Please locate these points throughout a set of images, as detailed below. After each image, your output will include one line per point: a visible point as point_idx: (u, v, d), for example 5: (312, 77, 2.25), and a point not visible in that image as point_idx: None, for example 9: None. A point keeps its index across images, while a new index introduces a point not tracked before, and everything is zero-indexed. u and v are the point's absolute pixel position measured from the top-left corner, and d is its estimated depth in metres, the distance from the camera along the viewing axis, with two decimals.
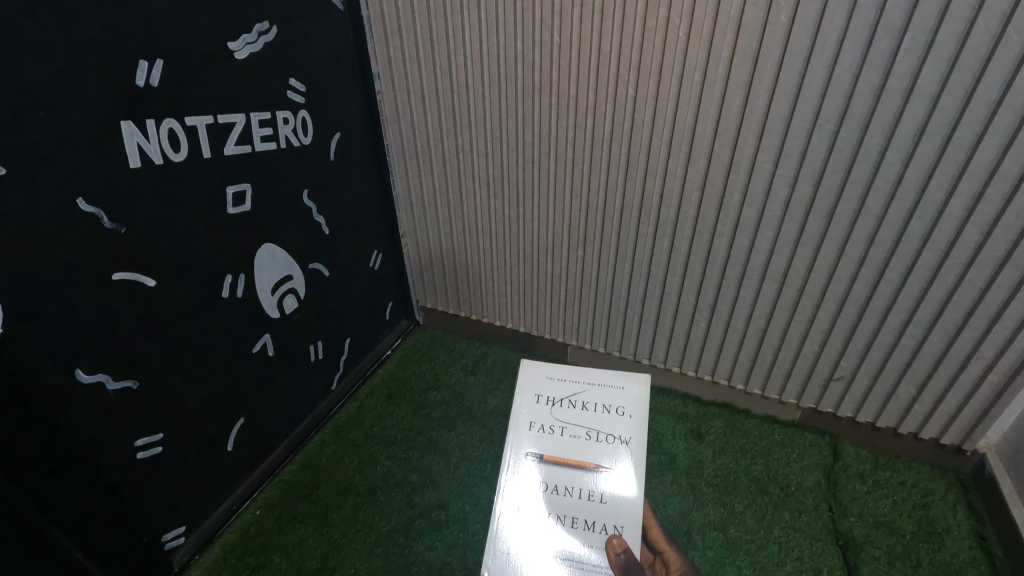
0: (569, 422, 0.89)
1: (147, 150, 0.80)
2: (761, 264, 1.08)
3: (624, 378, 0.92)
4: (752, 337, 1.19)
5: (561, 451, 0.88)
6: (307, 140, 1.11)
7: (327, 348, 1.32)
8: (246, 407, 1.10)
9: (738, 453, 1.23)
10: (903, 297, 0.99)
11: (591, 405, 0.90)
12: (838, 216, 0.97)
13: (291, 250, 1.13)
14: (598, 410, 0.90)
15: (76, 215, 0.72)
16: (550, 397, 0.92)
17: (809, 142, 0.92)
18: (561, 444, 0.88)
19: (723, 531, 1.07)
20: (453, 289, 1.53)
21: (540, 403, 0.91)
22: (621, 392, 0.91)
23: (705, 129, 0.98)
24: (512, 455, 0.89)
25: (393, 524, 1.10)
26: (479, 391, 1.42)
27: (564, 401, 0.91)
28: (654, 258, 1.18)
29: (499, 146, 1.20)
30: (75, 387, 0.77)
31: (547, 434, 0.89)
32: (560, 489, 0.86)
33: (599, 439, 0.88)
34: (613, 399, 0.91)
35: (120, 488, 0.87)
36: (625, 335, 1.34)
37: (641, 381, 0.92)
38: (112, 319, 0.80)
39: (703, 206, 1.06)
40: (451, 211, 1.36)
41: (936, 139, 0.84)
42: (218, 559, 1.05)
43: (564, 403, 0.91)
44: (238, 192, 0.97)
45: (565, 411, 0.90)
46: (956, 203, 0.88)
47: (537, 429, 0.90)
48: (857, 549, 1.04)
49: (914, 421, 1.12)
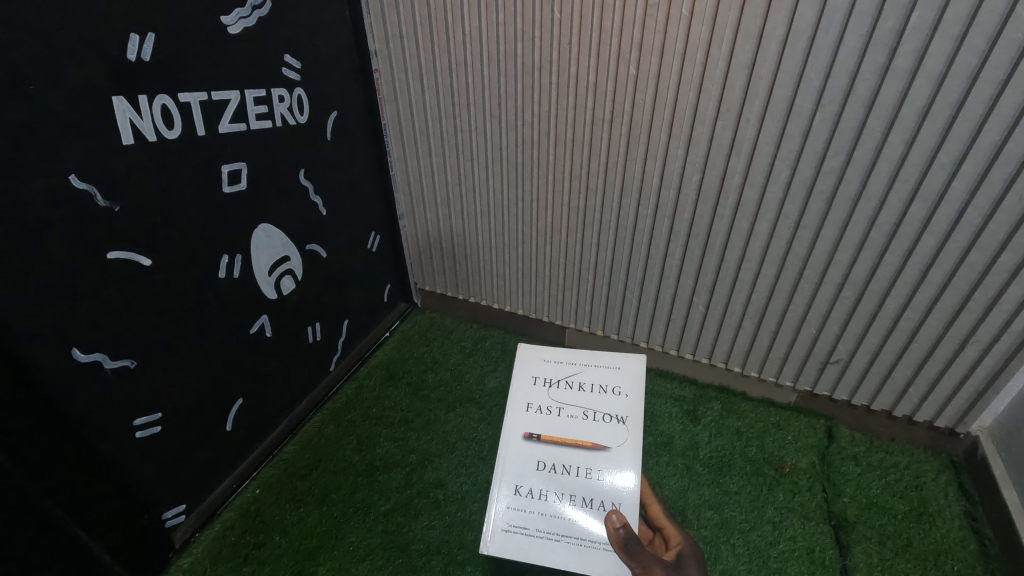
0: (566, 403, 0.91)
1: (141, 126, 0.78)
2: (761, 247, 1.08)
3: (619, 358, 0.95)
4: (750, 320, 1.20)
5: (558, 430, 0.88)
6: (303, 119, 1.10)
7: (325, 329, 1.32)
8: (243, 387, 1.11)
9: (734, 434, 1.24)
10: (902, 280, 0.99)
11: (588, 386, 0.92)
12: (840, 198, 0.96)
13: (288, 230, 1.12)
14: (595, 391, 0.92)
15: (69, 192, 0.71)
16: (547, 379, 0.94)
17: (812, 123, 0.91)
18: (558, 423, 0.89)
19: (718, 510, 1.09)
20: (451, 272, 1.52)
21: (537, 384, 0.93)
22: (617, 373, 0.94)
23: (706, 110, 0.97)
24: (510, 434, 0.89)
25: (391, 503, 1.11)
26: (478, 373, 1.42)
27: (562, 382, 0.93)
28: (653, 241, 1.18)
29: (498, 127, 1.18)
30: (72, 367, 0.77)
31: (545, 414, 0.90)
32: (558, 467, 0.85)
33: (596, 419, 0.89)
34: (609, 380, 0.93)
35: (120, 466, 0.87)
36: (623, 318, 1.35)
37: (636, 361, 0.95)
38: (106, 298, 0.79)
39: (704, 188, 1.06)
40: (449, 192, 1.35)
41: (940, 120, 0.83)
42: (218, 537, 1.06)
43: (561, 385, 0.93)
44: (234, 171, 0.96)
45: (562, 393, 0.92)
46: (959, 185, 0.87)
47: (535, 410, 0.91)
48: (850, 529, 1.05)
49: (909, 403, 1.13)
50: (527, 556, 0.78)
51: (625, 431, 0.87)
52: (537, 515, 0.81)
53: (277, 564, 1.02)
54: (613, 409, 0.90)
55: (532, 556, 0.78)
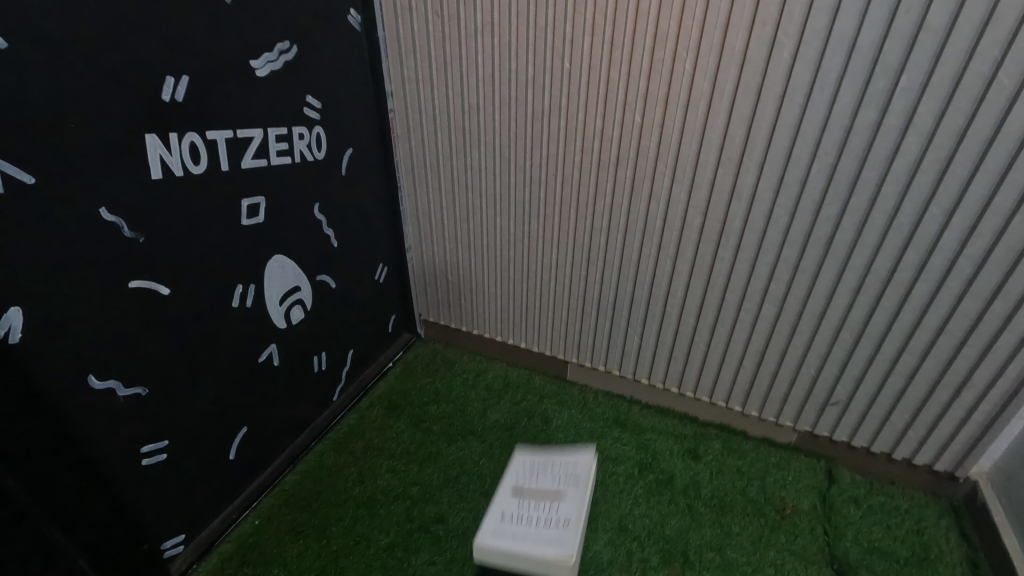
0: (536, 496, 1.12)
1: (169, 162, 0.82)
2: (760, 289, 1.11)
3: (576, 454, 1.21)
4: (750, 360, 1.21)
5: (528, 505, 1.09)
6: (321, 155, 1.14)
7: (330, 359, 1.33)
8: (248, 416, 1.11)
9: (735, 473, 1.25)
10: (898, 325, 1.02)
11: (551, 487, 1.14)
12: (836, 244, 1.00)
13: (300, 261, 1.15)
14: (558, 489, 1.13)
15: (98, 224, 0.74)
16: (525, 475, 1.17)
17: (809, 173, 0.96)
18: (529, 506, 1.09)
19: (720, 552, 1.09)
20: (456, 304, 1.54)
21: (518, 483, 1.15)
22: (573, 470, 1.18)
23: (708, 158, 1.02)
24: (491, 519, 1.05)
25: (391, 537, 1.11)
26: (480, 405, 1.43)
27: (535, 481, 1.15)
28: (655, 280, 1.21)
29: (507, 167, 1.23)
30: (87, 393, 0.78)
31: (521, 501, 1.10)
32: (525, 531, 1.03)
33: (556, 508, 1.08)
34: (569, 478, 1.16)
35: (125, 494, 0.88)
36: (625, 354, 1.36)
37: (587, 458, 1.19)
38: (124, 325, 0.81)
39: (705, 231, 1.09)
40: (457, 227, 1.39)
41: (930, 174, 0.88)
42: (215, 569, 1.05)
43: (534, 485, 1.15)
44: (253, 205, 1.00)
45: (535, 488, 1.13)
46: (950, 235, 0.91)
47: (514, 498, 1.11)
48: (853, 573, 1.05)
49: (908, 446, 1.14)
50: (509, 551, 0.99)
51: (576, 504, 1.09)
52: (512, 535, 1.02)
53: None
54: (568, 490, 1.13)
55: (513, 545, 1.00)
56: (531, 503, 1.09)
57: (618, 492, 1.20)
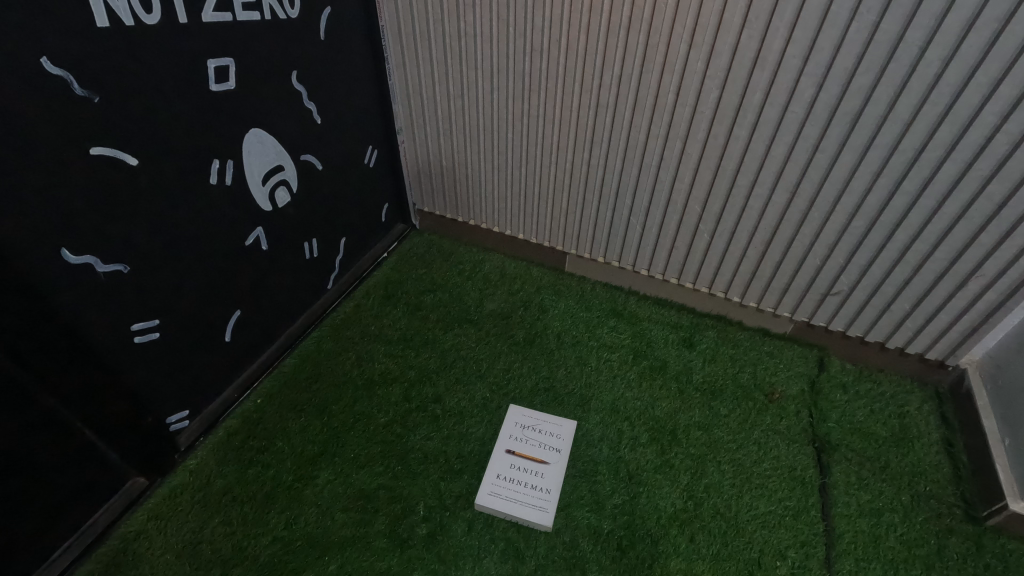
0: (529, 451, 1.08)
1: (115, 7, 0.71)
2: (774, 171, 1.04)
3: (560, 421, 1.14)
4: (755, 249, 1.18)
5: (519, 461, 1.07)
6: (294, 13, 1.01)
7: (322, 246, 1.29)
8: (240, 299, 1.09)
9: (727, 361, 1.27)
10: (916, 211, 0.97)
11: (537, 444, 1.10)
12: (864, 121, 0.91)
13: (280, 137, 1.07)
14: (540, 447, 1.10)
15: (42, 79, 0.66)
16: (523, 426, 1.13)
17: (846, 34, 0.84)
18: (520, 461, 1.07)
19: (707, 431, 1.13)
20: (451, 193, 1.46)
21: (515, 433, 1.12)
22: (556, 435, 1.12)
23: (733, 17, 0.89)
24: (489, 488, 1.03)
25: (391, 415, 1.14)
26: (477, 295, 1.41)
27: (529, 435, 1.11)
28: (663, 163, 1.14)
29: (505, 32, 1.09)
30: (63, 268, 0.75)
31: (513, 459, 1.07)
32: (517, 502, 1.01)
33: (537, 469, 1.06)
34: (551, 440, 1.11)
35: (120, 370, 0.88)
36: (627, 244, 1.32)
37: (569, 425, 1.13)
38: (91, 197, 0.75)
39: (721, 106, 1.00)
40: (451, 105, 1.27)
41: (984, 34, 0.77)
42: (221, 442, 1.09)
43: (529, 439, 1.11)
44: (221, 68, 0.89)
45: (527, 446, 1.09)
46: (992, 108, 0.82)
47: (510, 456, 1.08)
48: (832, 450, 1.10)
49: (903, 336, 1.14)
50: (508, 507, 1.00)
51: (555, 473, 1.06)
52: (507, 500, 1.01)
53: (280, 467, 1.05)
54: (553, 463, 1.07)
55: (511, 507, 1.00)
56: (516, 480, 1.04)
57: (611, 376, 1.23)
